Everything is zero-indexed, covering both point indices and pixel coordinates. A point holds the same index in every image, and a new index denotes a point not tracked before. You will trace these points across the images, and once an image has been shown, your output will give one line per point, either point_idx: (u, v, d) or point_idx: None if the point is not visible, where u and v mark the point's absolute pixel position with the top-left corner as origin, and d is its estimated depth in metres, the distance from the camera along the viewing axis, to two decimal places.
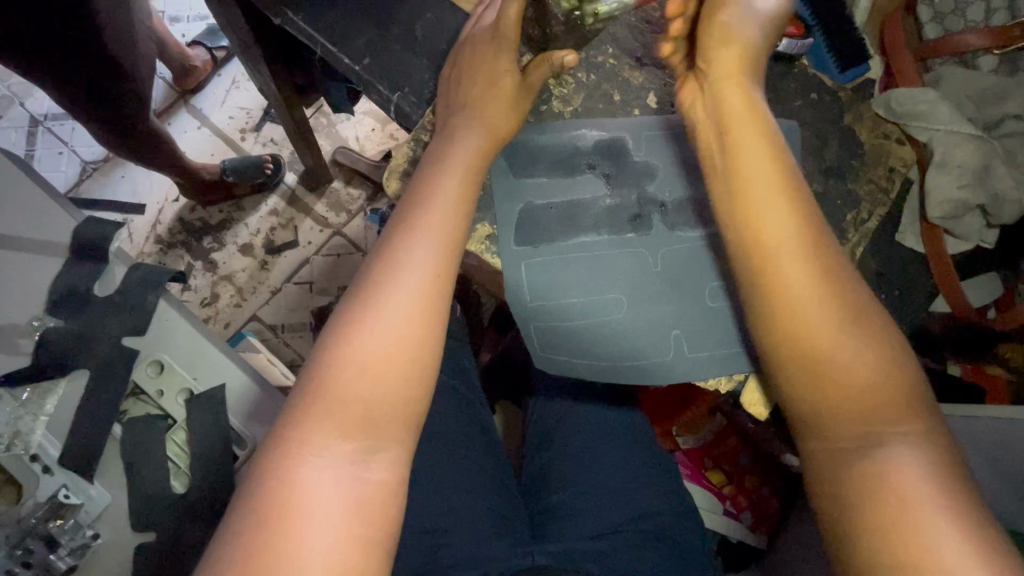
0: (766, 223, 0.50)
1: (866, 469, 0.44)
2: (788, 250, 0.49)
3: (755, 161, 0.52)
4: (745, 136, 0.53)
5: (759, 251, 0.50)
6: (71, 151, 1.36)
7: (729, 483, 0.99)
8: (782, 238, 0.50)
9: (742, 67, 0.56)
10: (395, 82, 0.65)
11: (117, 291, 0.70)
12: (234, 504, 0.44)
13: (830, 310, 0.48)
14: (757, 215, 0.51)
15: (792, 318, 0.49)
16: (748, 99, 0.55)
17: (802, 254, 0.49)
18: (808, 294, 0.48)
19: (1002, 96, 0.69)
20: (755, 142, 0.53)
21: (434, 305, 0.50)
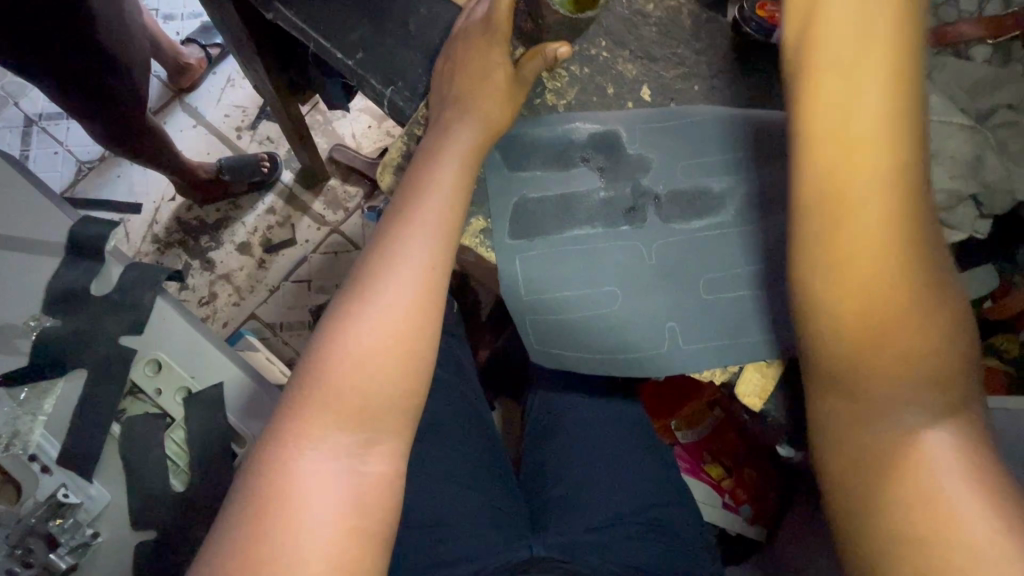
0: (843, 157, 0.44)
1: (888, 435, 0.43)
2: (867, 190, 0.43)
3: (843, 96, 0.44)
4: (841, 58, 0.44)
5: (832, 202, 0.44)
6: (66, 151, 1.36)
7: (729, 477, 0.99)
8: (860, 176, 0.43)
9: None
10: (389, 76, 0.65)
11: (114, 290, 0.70)
12: (234, 490, 0.44)
13: (900, 263, 0.43)
14: (838, 145, 0.44)
15: (851, 267, 0.44)
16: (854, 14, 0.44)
17: (883, 195, 0.43)
18: (878, 242, 0.43)
19: (995, 86, 0.69)
20: (871, 47, 0.43)
21: (433, 296, 0.50)
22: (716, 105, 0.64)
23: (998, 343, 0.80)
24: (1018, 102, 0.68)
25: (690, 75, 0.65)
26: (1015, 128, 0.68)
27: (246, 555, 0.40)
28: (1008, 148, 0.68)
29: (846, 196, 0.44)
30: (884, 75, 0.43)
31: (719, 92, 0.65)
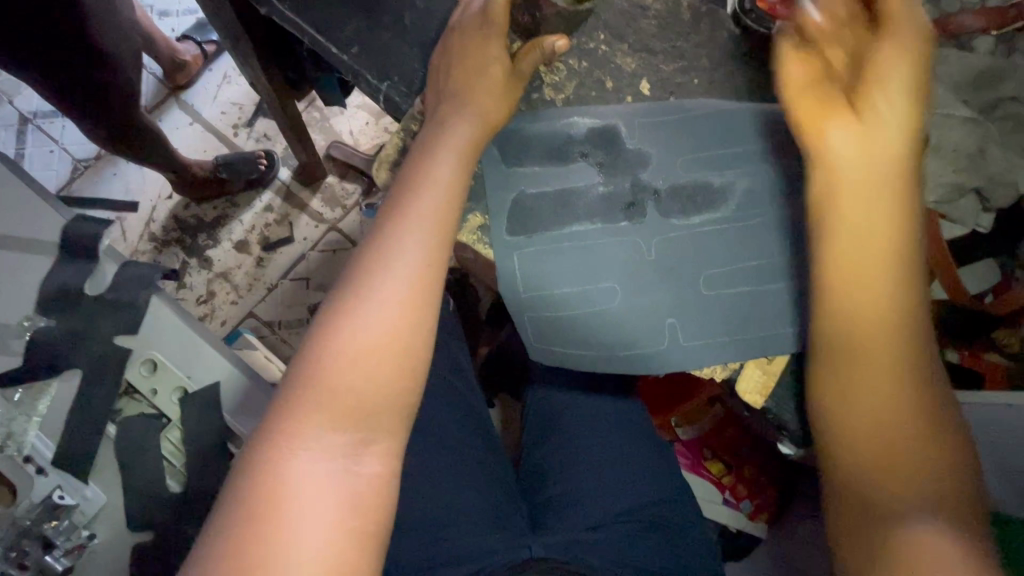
0: (854, 264, 0.52)
1: (900, 535, 0.46)
2: (873, 291, 0.51)
3: (854, 242, 0.52)
4: (854, 210, 0.53)
5: (842, 327, 0.52)
6: (62, 149, 1.35)
7: (729, 473, 0.98)
8: (865, 280, 0.51)
9: (878, 138, 0.53)
10: (384, 71, 0.64)
11: (108, 289, 0.69)
12: (224, 493, 0.43)
13: (900, 351, 0.50)
14: (849, 254, 0.52)
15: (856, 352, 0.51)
16: (871, 175, 0.53)
17: (885, 299, 0.51)
18: (883, 335, 0.51)
19: (1001, 77, 0.68)
20: (879, 206, 0.52)
21: (427, 292, 0.50)
22: (717, 99, 0.64)
23: (1000, 337, 0.79)
24: (1022, 94, 0.68)
25: (689, 68, 0.64)
26: (1019, 121, 0.67)
27: (238, 556, 0.40)
28: (1011, 140, 0.68)
29: (858, 299, 0.51)
30: (887, 230, 0.52)
31: (719, 85, 0.64)
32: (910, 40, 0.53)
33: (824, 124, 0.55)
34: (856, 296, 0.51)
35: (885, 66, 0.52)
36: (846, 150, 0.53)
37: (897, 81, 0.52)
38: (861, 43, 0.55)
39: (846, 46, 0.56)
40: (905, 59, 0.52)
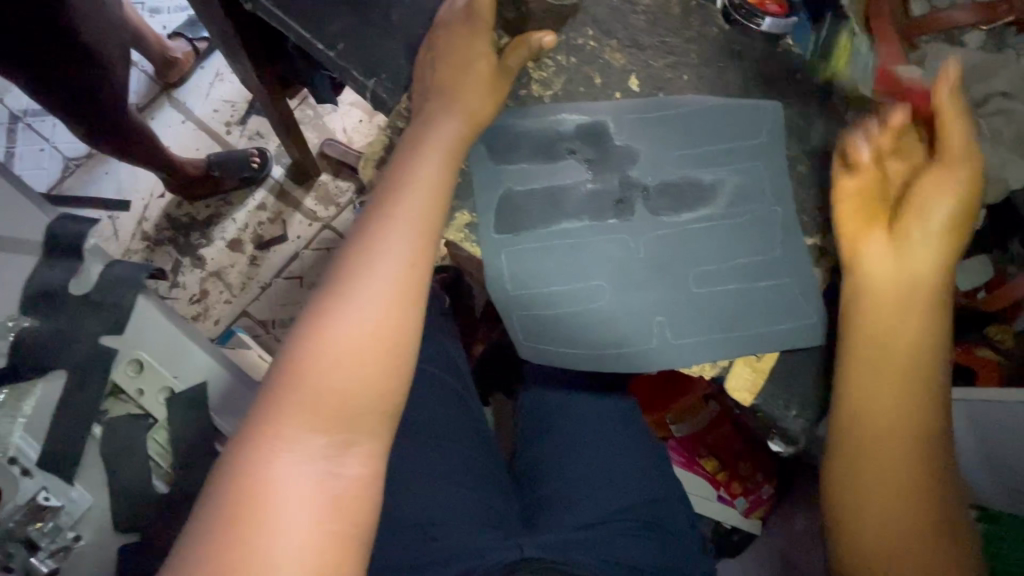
0: (886, 368, 0.54)
1: None
2: (899, 393, 0.53)
3: (879, 360, 0.54)
4: (880, 329, 0.55)
5: (858, 437, 0.54)
6: (52, 148, 1.34)
7: (723, 470, 0.97)
8: (894, 383, 0.54)
9: (913, 275, 0.55)
10: (372, 68, 0.64)
11: (94, 288, 0.68)
12: (205, 493, 0.43)
13: (919, 448, 0.53)
14: (881, 361, 0.54)
15: (880, 446, 0.53)
16: (902, 303, 0.55)
17: (910, 400, 0.53)
18: (903, 431, 0.53)
19: (989, 74, 0.68)
20: (903, 328, 0.54)
21: (412, 292, 0.49)
22: (706, 95, 0.63)
23: (991, 333, 0.79)
24: (1012, 90, 0.67)
25: (679, 64, 0.64)
26: (1009, 116, 0.67)
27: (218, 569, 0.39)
28: (1002, 136, 0.67)
29: (880, 413, 0.53)
30: (907, 349, 0.54)
31: (708, 81, 0.64)
32: (957, 171, 0.55)
33: (862, 239, 0.57)
34: (884, 395, 0.54)
35: (931, 198, 0.55)
36: (883, 269, 0.55)
37: (938, 218, 0.54)
38: (913, 167, 0.57)
39: (901, 168, 0.58)
40: (951, 187, 0.54)
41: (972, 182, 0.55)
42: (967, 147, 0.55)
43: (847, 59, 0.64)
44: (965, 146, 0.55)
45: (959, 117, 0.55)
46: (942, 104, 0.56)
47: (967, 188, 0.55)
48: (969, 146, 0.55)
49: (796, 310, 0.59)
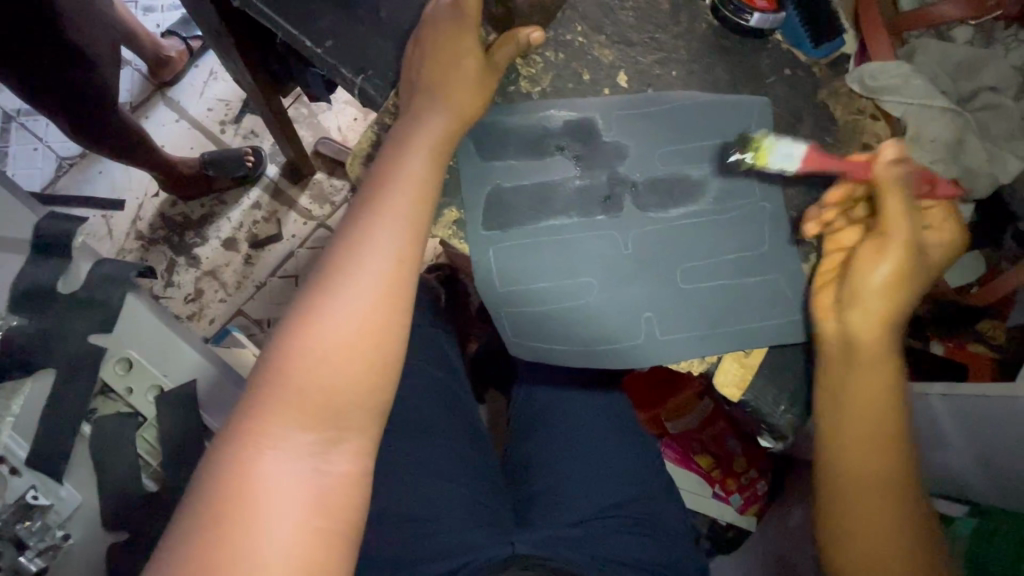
0: (858, 421, 0.55)
1: None
2: (874, 442, 0.55)
3: (857, 409, 0.55)
4: (851, 384, 0.55)
5: (846, 477, 0.55)
6: (46, 147, 1.33)
7: (717, 467, 0.97)
8: (868, 433, 0.55)
9: (859, 339, 0.55)
10: (359, 64, 0.64)
11: (82, 287, 0.68)
12: (190, 491, 0.43)
13: (897, 489, 0.54)
14: (852, 415, 0.55)
15: (859, 491, 0.55)
16: (855, 366, 0.55)
17: (886, 449, 0.55)
18: (883, 476, 0.54)
19: (977, 68, 0.68)
20: (874, 382, 0.55)
21: (398, 289, 0.49)
22: (696, 91, 0.63)
23: (985, 328, 0.79)
24: (1000, 85, 0.68)
25: (668, 60, 0.64)
26: (998, 111, 0.67)
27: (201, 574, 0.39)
28: (990, 131, 0.67)
29: (863, 456, 0.55)
30: (880, 396, 0.55)
31: (697, 77, 0.64)
32: (899, 241, 0.54)
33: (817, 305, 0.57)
34: (859, 443, 0.55)
35: (870, 269, 0.54)
36: (833, 334, 0.56)
37: (878, 284, 0.54)
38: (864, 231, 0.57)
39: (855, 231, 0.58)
40: (893, 258, 0.54)
41: (917, 252, 0.54)
42: (912, 217, 0.54)
43: (770, 155, 0.58)
44: (910, 217, 0.54)
45: (900, 189, 0.55)
46: (880, 177, 0.55)
47: (912, 257, 0.54)
48: (913, 218, 0.54)
49: (783, 306, 0.59)
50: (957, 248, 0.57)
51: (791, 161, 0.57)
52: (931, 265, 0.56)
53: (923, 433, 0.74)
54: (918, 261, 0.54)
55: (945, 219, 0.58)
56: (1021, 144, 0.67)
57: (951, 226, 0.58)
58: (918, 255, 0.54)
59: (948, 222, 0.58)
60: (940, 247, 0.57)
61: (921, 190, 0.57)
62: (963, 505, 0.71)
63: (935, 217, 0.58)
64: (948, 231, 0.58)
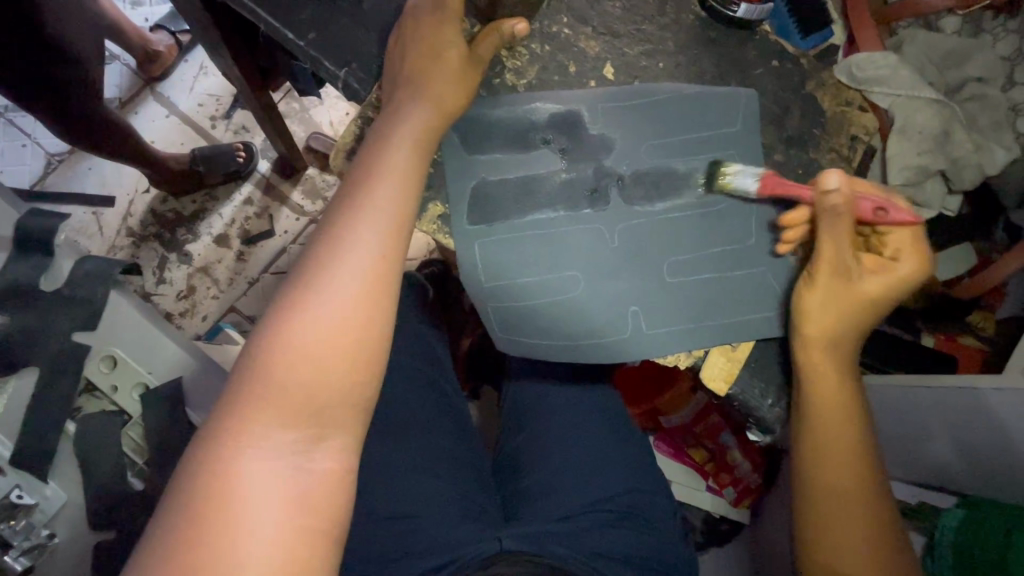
0: (827, 436, 0.55)
1: None
2: (844, 456, 0.55)
3: (825, 419, 0.55)
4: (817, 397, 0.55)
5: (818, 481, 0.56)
6: (33, 143, 1.32)
7: (711, 461, 0.98)
8: (837, 448, 0.55)
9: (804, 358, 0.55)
10: (342, 57, 0.63)
11: (65, 285, 0.68)
12: (170, 491, 0.42)
13: (865, 491, 0.55)
14: (822, 429, 0.55)
15: (835, 506, 0.55)
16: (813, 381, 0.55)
17: (853, 462, 0.55)
18: (856, 484, 0.55)
19: (964, 58, 0.68)
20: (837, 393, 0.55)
21: (380, 285, 0.48)
22: (682, 83, 0.62)
23: (975, 320, 0.80)
24: (987, 75, 0.67)
25: (654, 51, 0.63)
26: (983, 102, 0.67)
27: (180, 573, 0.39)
28: (976, 122, 0.67)
29: (834, 464, 0.55)
30: (845, 404, 0.55)
31: (684, 69, 0.63)
32: (820, 273, 0.54)
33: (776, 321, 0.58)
34: (831, 457, 0.55)
35: (798, 295, 0.55)
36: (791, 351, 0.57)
37: (815, 312, 0.54)
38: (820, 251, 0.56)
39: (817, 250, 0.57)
40: (816, 288, 0.54)
41: (844, 282, 0.53)
42: (843, 249, 0.53)
43: (732, 181, 0.58)
44: (839, 249, 0.53)
45: (833, 225, 0.52)
46: (817, 209, 0.53)
47: (837, 287, 0.54)
48: (841, 252, 0.53)
49: (769, 299, 0.59)
50: (917, 278, 0.53)
51: (750, 188, 0.58)
52: (875, 294, 0.53)
53: (908, 427, 0.75)
54: (848, 290, 0.53)
55: (908, 246, 0.53)
56: (1006, 134, 0.67)
57: (913, 254, 0.53)
58: (848, 284, 0.53)
59: (909, 249, 0.53)
60: (891, 276, 0.53)
61: (875, 218, 0.53)
62: (953, 497, 0.70)
63: (895, 244, 0.54)
64: (910, 260, 0.53)
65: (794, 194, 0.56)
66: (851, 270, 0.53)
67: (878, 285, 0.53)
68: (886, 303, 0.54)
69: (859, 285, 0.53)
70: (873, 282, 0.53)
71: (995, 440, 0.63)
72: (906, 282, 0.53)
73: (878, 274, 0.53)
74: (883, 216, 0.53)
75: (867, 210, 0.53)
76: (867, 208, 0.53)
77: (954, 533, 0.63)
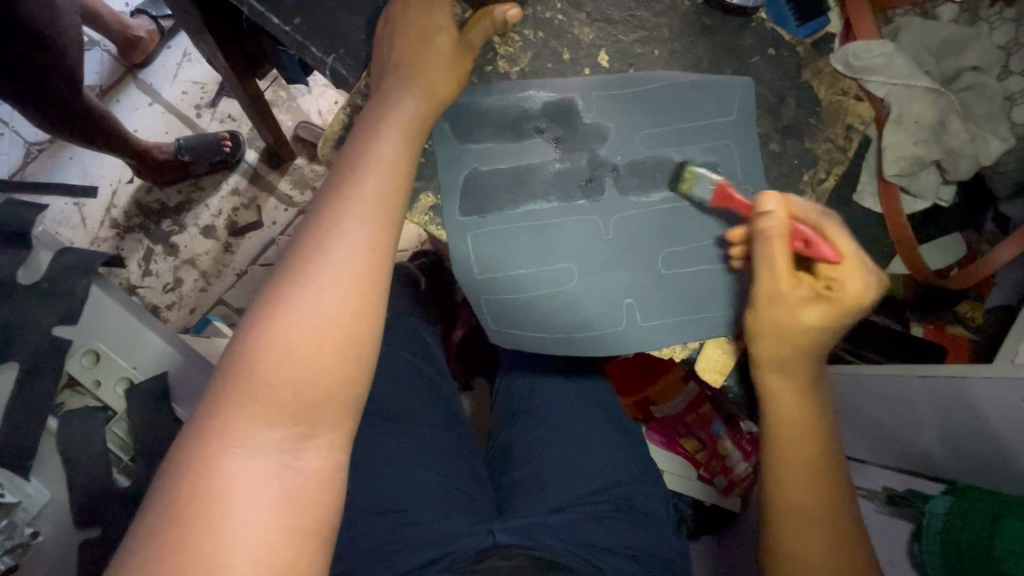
0: (796, 441, 0.54)
1: None
2: (809, 427, 0.54)
3: (791, 394, 0.54)
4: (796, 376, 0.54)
5: (778, 444, 0.54)
6: (12, 132, 1.28)
7: (703, 450, 0.97)
8: (806, 456, 0.53)
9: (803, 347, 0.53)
10: (330, 43, 0.61)
11: (46, 279, 0.67)
12: (151, 496, 0.41)
13: (823, 456, 0.54)
14: (789, 444, 0.54)
15: (801, 499, 0.53)
16: (800, 368, 0.54)
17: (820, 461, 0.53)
18: (816, 449, 0.54)
19: (961, 47, 0.67)
20: (805, 370, 0.54)
21: (369, 278, 0.47)
22: (678, 71, 0.61)
23: (964, 311, 0.81)
24: (984, 65, 0.67)
25: (650, 38, 0.62)
26: (980, 91, 0.67)
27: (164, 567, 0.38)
28: (973, 111, 0.67)
29: (798, 430, 0.54)
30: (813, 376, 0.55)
31: (679, 57, 0.62)
32: (759, 301, 0.53)
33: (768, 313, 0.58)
34: (802, 474, 0.54)
35: (746, 317, 0.55)
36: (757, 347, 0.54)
37: (764, 333, 0.53)
38: None
39: None
40: (759, 314, 0.53)
41: (781, 309, 0.52)
42: (777, 275, 0.52)
43: (692, 185, 0.58)
44: (773, 277, 0.52)
45: (763, 250, 0.52)
46: (753, 229, 0.53)
47: (776, 314, 0.52)
48: (774, 280, 0.52)
49: None
50: (856, 306, 0.51)
51: (706, 194, 0.57)
52: (815, 322, 0.51)
53: (896, 418, 0.75)
54: (785, 317, 0.52)
55: (848, 274, 0.51)
56: (1002, 125, 0.66)
57: (853, 282, 0.50)
58: (784, 310, 0.52)
59: (846, 278, 0.51)
60: (829, 304, 0.51)
61: (805, 248, 0.52)
62: (940, 484, 0.71)
63: (834, 272, 0.51)
64: (849, 289, 0.50)
65: (739, 208, 0.55)
66: (786, 295, 0.51)
67: (817, 313, 0.51)
68: (832, 328, 0.52)
69: (796, 313, 0.52)
70: (812, 309, 0.51)
71: (977, 431, 0.64)
72: (847, 310, 0.51)
73: (817, 302, 0.51)
74: (811, 248, 0.52)
75: (795, 238, 0.52)
76: (797, 237, 0.52)
77: (942, 520, 0.64)
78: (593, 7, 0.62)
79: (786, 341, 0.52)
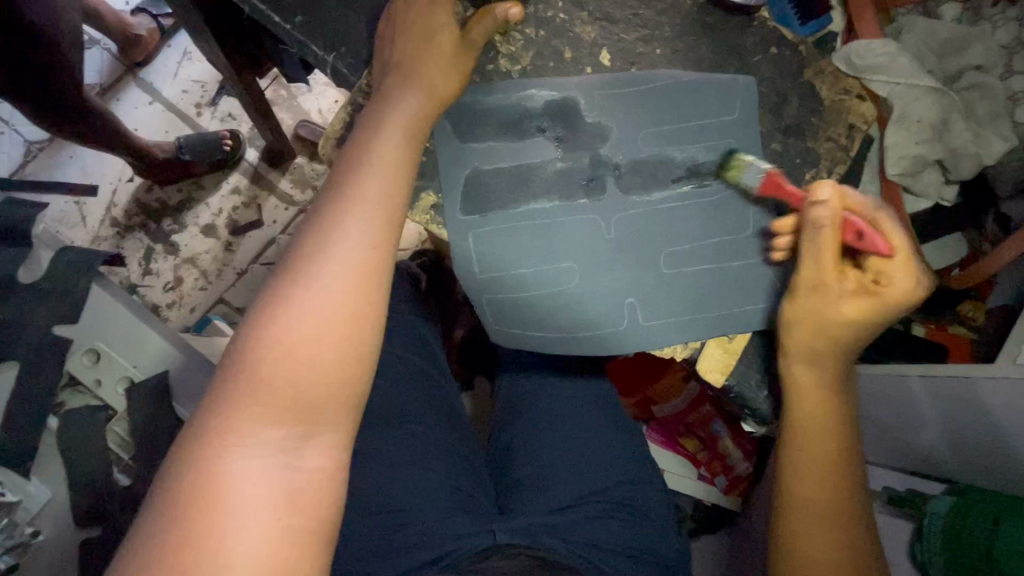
0: (807, 440, 0.54)
1: None
2: (821, 426, 0.53)
3: (808, 392, 0.53)
4: (812, 373, 0.53)
5: (790, 442, 0.54)
6: (12, 131, 1.28)
7: (704, 450, 0.96)
8: (820, 454, 0.53)
9: (817, 344, 0.53)
10: (331, 42, 0.61)
11: (46, 278, 0.67)
12: (152, 494, 0.41)
13: (835, 456, 0.53)
14: (798, 443, 0.54)
15: (808, 497, 0.53)
16: (813, 368, 0.53)
17: (830, 461, 0.53)
18: (826, 449, 0.53)
19: (962, 47, 0.67)
20: (823, 368, 0.53)
21: (370, 278, 0.47)
22: (679, 70, 0.61)
23: (965, 311, 0.80)
24: (986, 64, 0.67)
25: (651, 37, 0.62)
26: (982, 91, 0.67)
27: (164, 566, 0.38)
28: (975, 110, 0.67)
29: (812, 429, 0.54)
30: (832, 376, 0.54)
31: (681, 56, 0.62)
32: (800, 288, 0.53)
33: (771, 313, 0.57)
34: (806, 474, 0.53)
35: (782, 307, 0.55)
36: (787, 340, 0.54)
37: (799, 322, 0.53)
38: None
39: None
40: (798, 302, 0.53)
41: (823, 299, 0.52)
42: (825, 265, 0.52)
43: (740, 173, 0.58)
44: (819, 266, 0.52)
45: (813, 239, 0.52)
46: (804, 219, 0.52)
47: (817, 304, 0.53)
48: (819, 269, 0.52)
49: (767, 291, 0.58)
50: (901, 302, 0.51)
51: (755, 183, 0.57)
52: (857, 315, 0.51)
53: (897, 418, 0.75)
54: (827, 308, 0.52)
55: (896, 270, 0.51)
56: (1005, 124, 0.66)
57: (900, 277, 0.50)
58: (827, 300, 0.52)
59: (895, 273, 0.51)
60: (872, 298, 0.51)
61: (855, 241, 0.52)
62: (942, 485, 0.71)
63: (881, 266, 0.51)
64: (896, 284, 0.50)
65: (790, 198, 0.55)
66: (830, 286, 0.52)
67: (860, 306, 0.51)
68: (873, 323, 0.52)
69: (838, 304, 0.52)
70: (855, 302, 0.52)
71: (979, 431, 0.64)
72: (891, 306, 0.51)
73: (861, 296, 0.51)
74: (862, 240, 0.51)
75: (846, 230, 0.52)
76: (850, 229, 0.52)
77: (942, 520, 0.65)
78: (594, 6, 0.62)
79: (823, 332, 0.53)
